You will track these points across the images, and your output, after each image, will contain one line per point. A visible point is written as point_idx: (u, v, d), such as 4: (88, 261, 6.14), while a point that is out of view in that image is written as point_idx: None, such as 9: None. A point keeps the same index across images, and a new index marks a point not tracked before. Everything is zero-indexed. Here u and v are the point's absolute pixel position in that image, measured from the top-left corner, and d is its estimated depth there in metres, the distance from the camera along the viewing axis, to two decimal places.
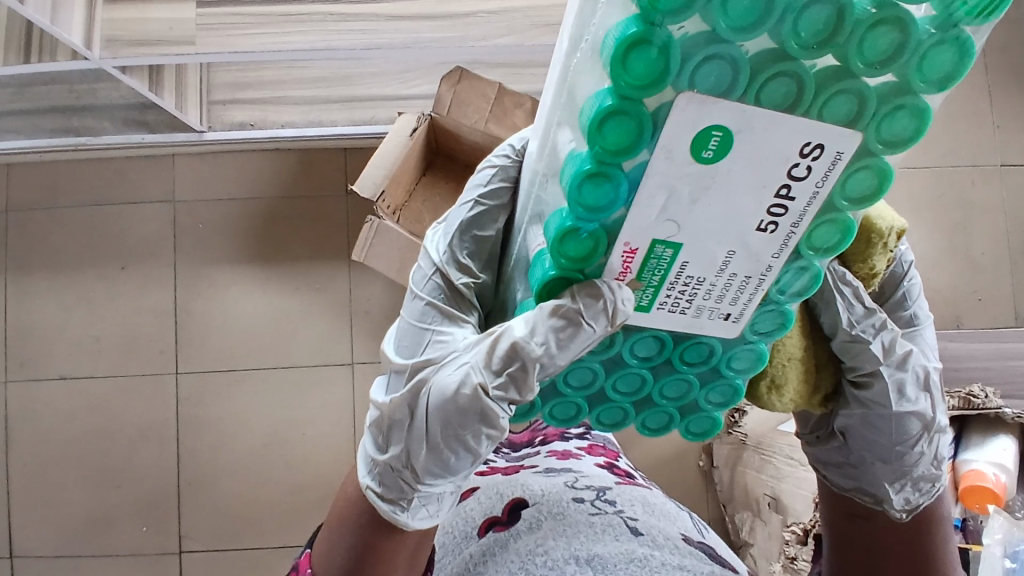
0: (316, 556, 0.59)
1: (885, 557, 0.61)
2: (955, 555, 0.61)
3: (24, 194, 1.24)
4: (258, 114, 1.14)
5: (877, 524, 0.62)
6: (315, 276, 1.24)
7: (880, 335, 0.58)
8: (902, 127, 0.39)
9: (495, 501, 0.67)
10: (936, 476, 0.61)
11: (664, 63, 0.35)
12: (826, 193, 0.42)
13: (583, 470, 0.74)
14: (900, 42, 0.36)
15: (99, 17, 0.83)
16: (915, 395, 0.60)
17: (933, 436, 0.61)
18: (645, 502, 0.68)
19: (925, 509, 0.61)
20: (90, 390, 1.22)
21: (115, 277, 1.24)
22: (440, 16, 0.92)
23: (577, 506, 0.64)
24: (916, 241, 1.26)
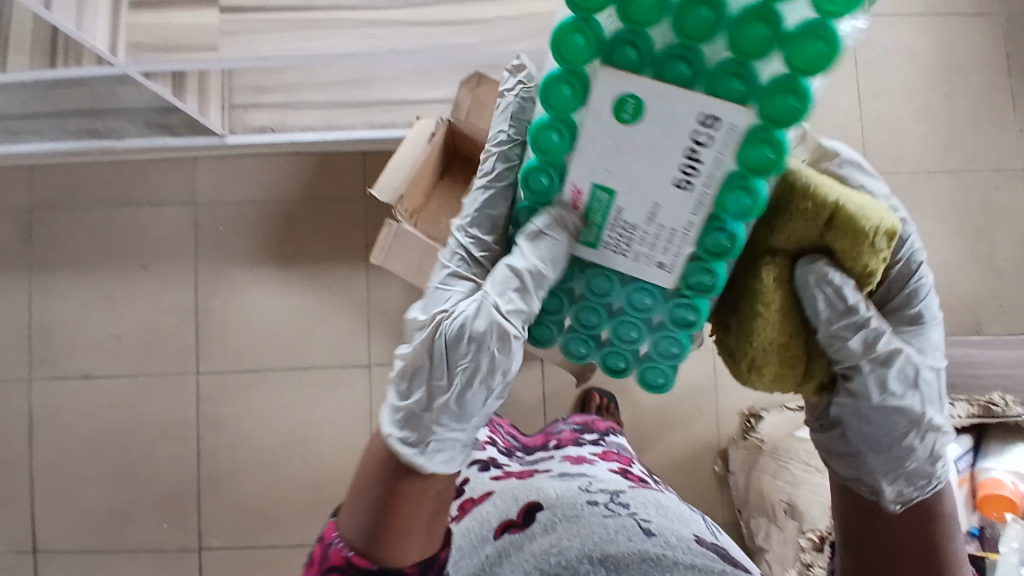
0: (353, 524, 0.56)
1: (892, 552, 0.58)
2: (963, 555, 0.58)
3: (47, 195, 1.27)
4: (278, 118, 1.16)
5: (883, 517, 0.60)
6: (333, 277, 1.25)
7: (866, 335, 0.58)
8: (791, 105, 0.44)
9: (511, 505, 0.67)
10: (935, 469, 0.59)
11: (595, 39, 0.45)
12: (731, 153, 0.46)
13: (597, 475, 0.74)
14: (771, 35, 0.42)
15: (123, 23, 0.83)
16: (904, 391, 0.60)
17: (926, 435, 0.60)
18: (658, 506, 0.68)
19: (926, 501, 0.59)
20: (111, 388, 1.24)
21: (136, 277, 1.26)
22: (460, 22, 0.92)
23: (591, 509, 0.64)
24: (938, 248, 1.25)
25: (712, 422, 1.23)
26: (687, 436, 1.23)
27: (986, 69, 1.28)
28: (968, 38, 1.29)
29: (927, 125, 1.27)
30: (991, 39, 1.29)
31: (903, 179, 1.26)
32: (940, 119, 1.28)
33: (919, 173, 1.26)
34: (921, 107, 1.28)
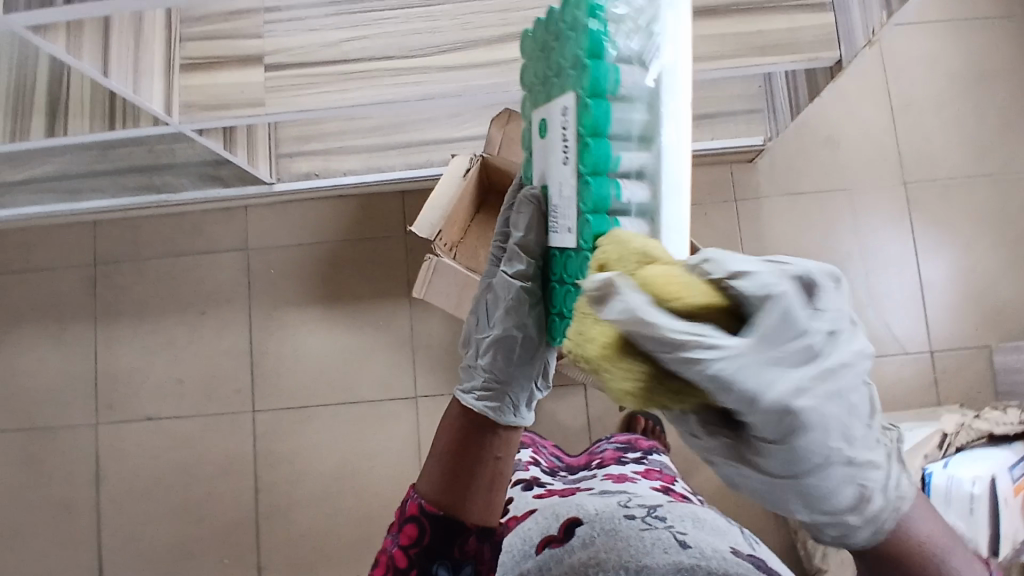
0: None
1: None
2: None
3: (111, 249, 1.35)
4: (321, 164, 1.21)
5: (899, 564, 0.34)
6: (378, 313, 1.29)
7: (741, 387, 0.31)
8: (587, 72, 0.48)
9: (552, 521, 0.68)
10: (893, 507, 0.35)
11: (529, 94, 0.58)
12: (570, 125, 0.49)
13: (637, 492, 0.74)
14: (570, 37, 0.49)
15: (177, 85, 0.91)
16: (825, 433, 0.34)
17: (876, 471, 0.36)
18: (695, 519, 0.66)
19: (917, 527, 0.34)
20: (173, 429, 1.30)
21: (194, 321, 1.32)
22: (488, 64, 0.93)
23: (628, 523, 0.63)
24: (980, 254, 1.26)
25: None
26: None
27: (1018, 74, 1.28)
28: (998, 45, 1.29)
29: (962, 133, 1.27)
30: (1021, 44, 1.29)
31: (940, 187, 1.27)
32: (975, 126, 1.27)
33: (956, 180, 1.27)
34: (954, 116, 1.28)
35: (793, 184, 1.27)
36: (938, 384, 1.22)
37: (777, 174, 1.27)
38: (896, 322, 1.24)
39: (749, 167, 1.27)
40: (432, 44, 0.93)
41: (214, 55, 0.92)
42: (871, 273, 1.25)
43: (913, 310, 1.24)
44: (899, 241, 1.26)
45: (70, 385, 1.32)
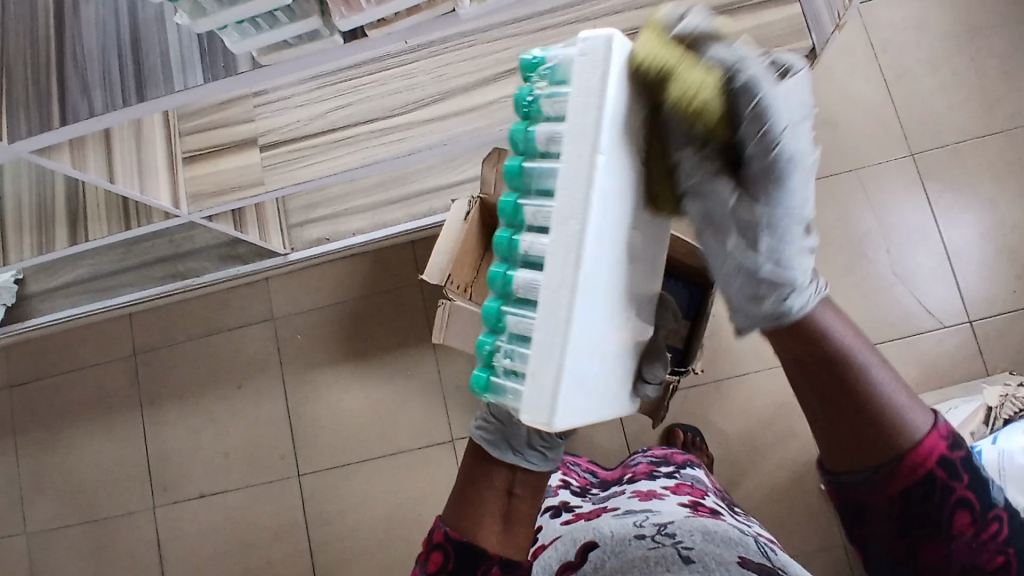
0: (463, 514, 0.65)
1: (844, 411, 0.53)
2: (918, 407, 0.54)
3: (148, 337, 1.41)
4: (331, 228, 1.25)
5: (835, 370, 0.53)
6: (406, 363, 1.32)
7: (760, 108, 0.43)
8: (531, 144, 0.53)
9: (570, 547, 0.71)
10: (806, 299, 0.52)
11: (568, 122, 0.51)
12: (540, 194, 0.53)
13: (659, 509, 0.73)
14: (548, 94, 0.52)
15: (182, 178, 0.96)
16: (758, 230, 0.49)
17: (778, 288, 0.51)
18: (707, 530, 0.65)
19: (823, 324, 0.53)
20: (226, 502, 1.33)
21: (233, 396, 1.36)
22: (467, 111, 0.98)
23: (637, 543, 0.65)
24: (1005, 210, 1.21)
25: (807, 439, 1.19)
26: (784, 458, 1.19)
27: (1012, 23, 1.25)
28: None
29: (964, 91, 1.24)
30: None
31: (950, 150, 1.23)
32: (976, 83, 1.24)
33: (966, 141, 1.23)
34: (952, 76, 1.25)
35: None
36: (984, 352, 1.18)
37: None
38: (927, 296, 1.20)
39: None
40: (414, 99, 0.96)
41: (214, 143, 0.97)
42: (893, 250, 1.22)
43: (944, 281, 1.21)
44: (917, 212, 1.23)
45: (127, 474, 1.38)
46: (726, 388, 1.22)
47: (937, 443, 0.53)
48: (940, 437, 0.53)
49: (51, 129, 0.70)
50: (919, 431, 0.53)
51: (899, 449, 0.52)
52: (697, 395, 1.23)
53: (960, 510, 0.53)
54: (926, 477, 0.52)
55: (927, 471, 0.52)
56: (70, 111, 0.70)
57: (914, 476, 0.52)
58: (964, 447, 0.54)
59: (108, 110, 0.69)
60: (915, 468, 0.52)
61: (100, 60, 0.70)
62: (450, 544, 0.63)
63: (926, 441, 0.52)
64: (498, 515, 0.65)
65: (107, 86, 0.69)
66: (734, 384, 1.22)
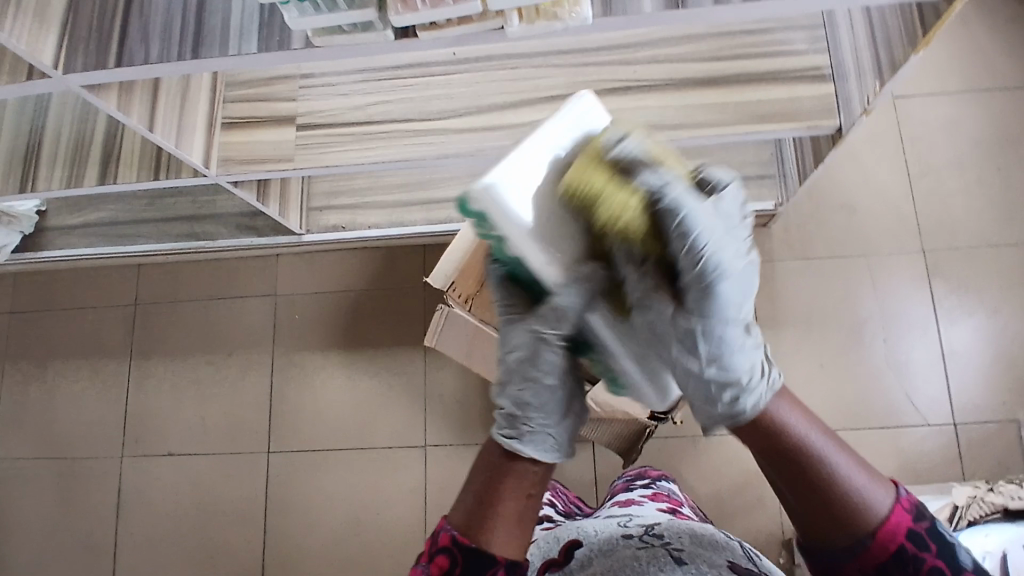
0: (476, 513, 0.52)
1: (804, 497, 0.49)
2: (879, 480, 0.49)
3: (152, 291, 1.43)
4: (348, 217, 1.27)
5: (795, 465, 0.49)
6: (395, 362, 1.33)
7: (681, 233, 0.49)
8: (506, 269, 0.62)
9: (553, 544, 0.74)
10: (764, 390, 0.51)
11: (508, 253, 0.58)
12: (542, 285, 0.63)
13: (639, 515, 0.80)
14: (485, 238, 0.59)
15: (217, 142, 0.99)
16: (682, 334, 0.52)
17: (722, 387, 0.51)
18: (693, 533, 0.69)
19: (784, 419, 0.50)
20: (193, 465, 1.34)
21: (222, 363, 1.38)
22: (500, 126, 0.99)
23: (625, 543, 0.69)
24: (1008, 321, 1.22)
25: (775, 510, 1.19)
26: (749, 524, 1.19)
27: None
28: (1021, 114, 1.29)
29: (985, 199, 1.27)
30: None
31: (963, 254, 1.25)
32: (997, 193, 1.27)
33: (979, 247, 1.25)
34: (975, 182, 1.27)
35: (808, 249, 1.28)
36: (964, 457, 1.17)
37: (792, 237, 1.28)
38: (917, 390, 1.21)
39: (764, 232, 1.29)
40: (450, 109, 1.00)
41: (253, 116, 1.02)
42: (891, 339, 1.23)
43: (935, 379, 1.21)
44: (920, 307, 1.24)
45: (103, 419, 1.39)
46: (703, 445, 1.23)
47: (899, 522, 0.48)
48: (903, 510, 0.49)
49: (104, 68, 0.73)
50: (881, 510, 0.48)
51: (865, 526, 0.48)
52: (674, 446, 1.23)
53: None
54: (892, 560, 0.48)
55: (893, 552, 0.48)
56: (126, 56, 0.73)
57: (877, 560, 0.48)
58: (930, 516, 0.50)
59: (162, 62, 0.72)
60: (880, 551, 0.48)
61: (164, 14, 0.73)
62: (458, 550, 0.51)
63: (890, 519, 0.48)
64: (517, 516, 0.53)
65: (166, 39, 0.73)
66: (712, 442, 1.23)
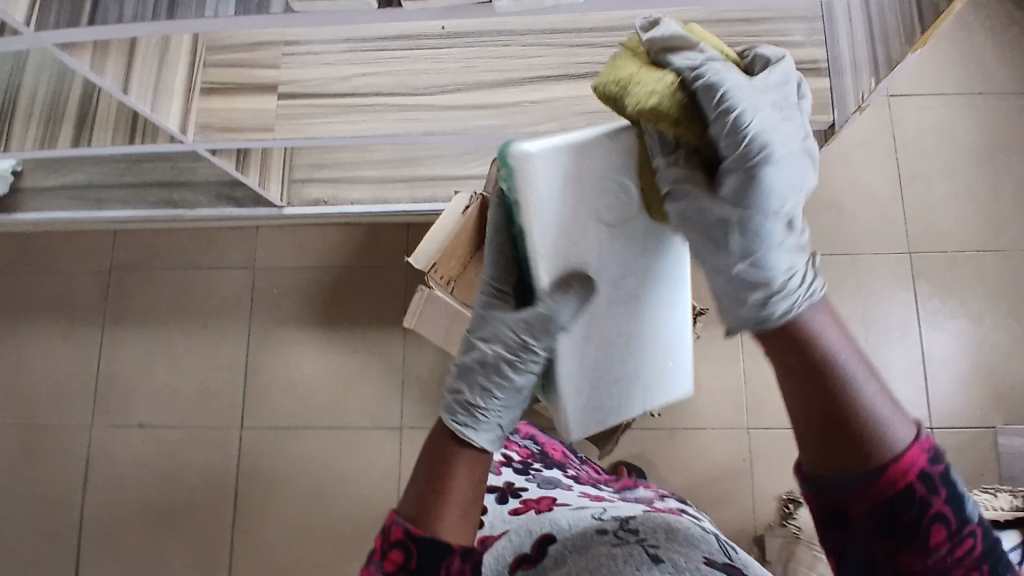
0: (425, 504, 0.54)
1: (825, 416, 0.47)
2: (902, 415, 0.48)
3: (126, 257, 1.39)
4: (331, 191, 1.25)
5: (821, 374, 0.47)
6: (374, 341, 1.31)
7: (728, 101, 0.45)
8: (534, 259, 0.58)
9: (524, 539, 0.76)
10: (805, 295, 0.48)
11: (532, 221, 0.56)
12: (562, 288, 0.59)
13: (613, 506, 0.81)
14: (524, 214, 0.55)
15: (195, 106, 0.95)
16: (729, 223, 0.48)
17: (756, 287, 0.49)
18: (668, 529, 0.70)
19: (819, 326, 0.47)
20: (163, 436, 1.32)
21: (195, 334, 1.35)
22: (488, 106, 0.97)
23: (599, 538, 0.68)
24: (988, 329, 1.22)
25: (747, 506, 1.19)
26: (721, 519, 1.19)
27: None
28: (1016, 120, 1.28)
29: (974, 205, 1.26)
30: None
31: (948, 258, 1.25)
32: (986, 199, 1.26)
33: (965, 253, 1.25)
34: (965, 187, 1.27)
35: None
36: None
37: None
38: (894, 393, 1.21)
39: None
40: (437, 84, 0.97)
41: (234, 82, 0.98)
42: (872, 341, 1.23)
43: (914, 382, 1.21)
44: (903, 310, 1.24)
45: (72, 386, 1.36)
46: (679, 438, 1.22)
47: (917, 458, 0.46)
48: (921, 452, 0.47)
49: (76, 25, 0.70)
50: (898, 442, 0.47)
51: (875, 459, 0.47)
52: (650, 437, 1.22)
53: (936, 527, 0.47)
54: (902, 495, 0.46)
55: (903, 488, 0.46)
56: (99, 14, 0.70)
57: (888, 492, 0.46)
58: (945, 460, 0.47)
59: (135, 21, 0.69)
60: (888, 483, 0.46)
61: None
62: (413, 543, 0.52)
63: (905, 454, 0.46)
64: (463, 497, 0.55)
65: None
66: (688, 435, 1.22)
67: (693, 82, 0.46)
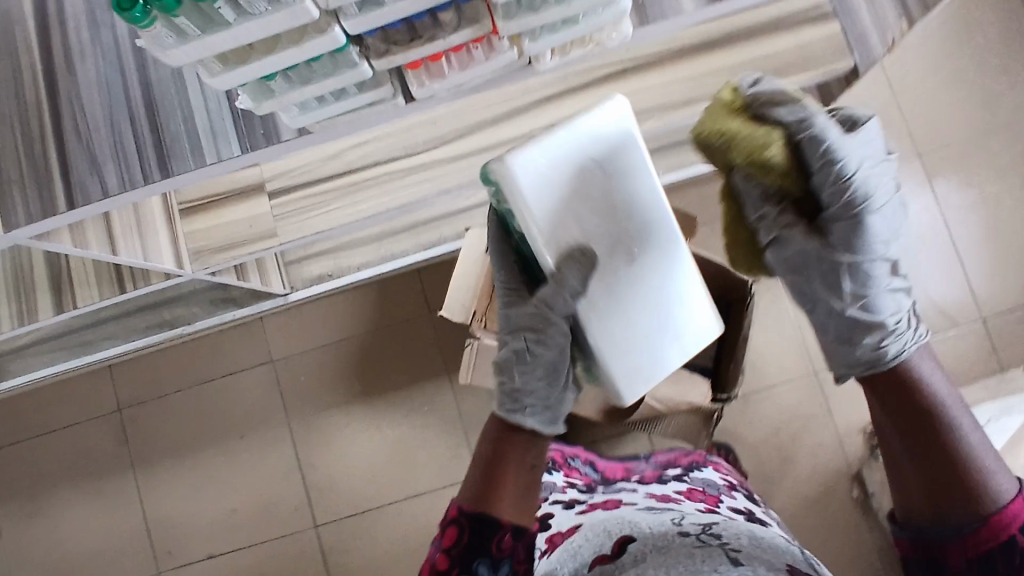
0: (482, 489, 0.62)
1: (928, 462, 0.58)
2: (1002, 471, 0.58)
3: (132, 390, 1.28)
4: (333, 263, 1.16)
5: (927, 421, 0.58)
6: (421, 399, 1.25)
7: (832, 152, 0.57)
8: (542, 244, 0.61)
9: (603, 539, 0.69)
10: (918, 337, 0.61)
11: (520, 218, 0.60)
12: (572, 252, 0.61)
13: (685, 510, 0.73)
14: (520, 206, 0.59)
15: (180, 233, 0.84)
16: (840, 271, 0.62)
17: (865, 335, 0.63)
18: (754, 535, 0.63)
19: (921, 372, 0.60)
20: (235, 562, 1.24)
21: (234, 447, 1.27)
22: (498, 145, 0.89)
23: (682, 540, 0.62)
24: (1011, 208, 1.23)
25: (835, 446, 1.20)
26: (814, 467, 1.20)
27: (1006, 21, 1.27)
28: None
29: (966, 90, 1.25)
30: None
31: (957, 150, 1.24)
32: (976, 81, 1.25)
33: (971, 140, 1.24)
34: (954, 75, 1.25)
35: None
36: (998, 350, 1.20)
37: None
38: (940, 296, 1.22)
39: None
40: (436, 136, 0.89)
41: (213, 194, 0.87)
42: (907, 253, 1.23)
43: (956, 281, 1.22)
44: (928, 213, 1.24)
45: (121, 541, 1.26)
46: (751, 401, 1.22)
47: (1018, 514, 0.56)
48: (1020, 505, 0.56)
49: (54, 215, 0.58)
50: (999, 497, 0.56)
51: (979, 512, 0.56)
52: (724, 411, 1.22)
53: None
54: (1002, 546, 0.55)
55: (1003, 540, 0.55)
56: (77, 191, 0.58)
57: (986, 543, 0.56)
58: None
59: (126, 189, 0.59)
60: (990, 535, 0.56)
61: (109, 129, 0.59)
62: (467, 519, 0.61)
63: (1005, 510, 0.56)
64: (517, 483, 0.63)
65: (122, 161, 0.59)
66: (759, 397, 1.22)
67: (804, 138, 0.57)
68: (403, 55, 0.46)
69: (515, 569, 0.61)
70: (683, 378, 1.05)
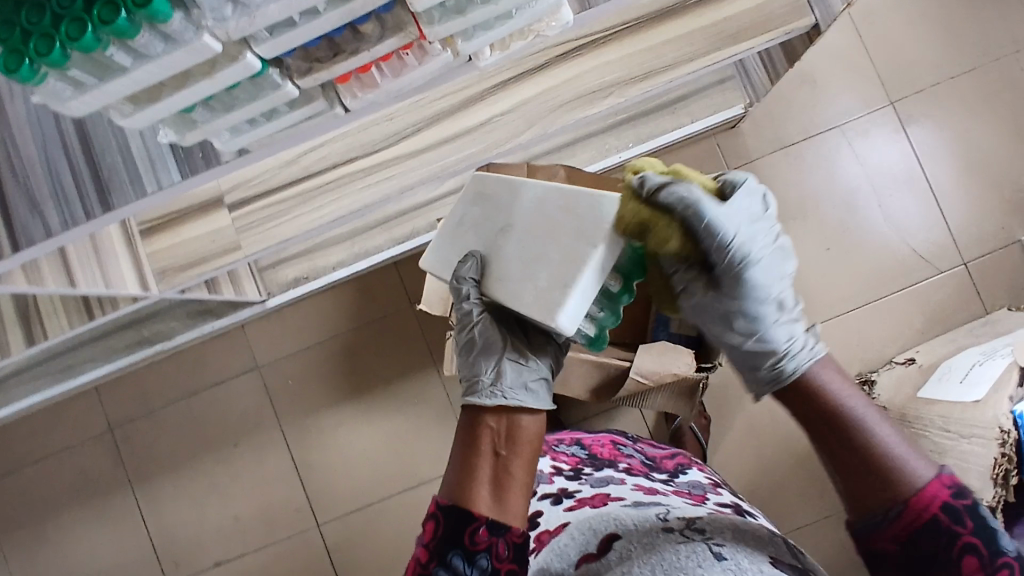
0: (459, 481, 0.59)
1: (844, 460, 0.55)
2: (920, 455, 0.54)
3: (121, 409, 1.28)
4: (307, 266, 1.14)
5: (830, 422, 0.56)
6: (411, 391, 1.25)
7: (699, 217, 0.57)
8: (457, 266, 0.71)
9: (590, 537, 0.69)
10: (808, 354, 0.58)
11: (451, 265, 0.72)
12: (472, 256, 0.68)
13: (672, 505, 0.73)
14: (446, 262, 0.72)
15: (143, 255, 0.85)
16: (733, 310, 0.61)
17: (764, 359, 0.60)
18: (736, 527, 0.64)
19: (823, 381, 0.57)
20: (242, 568, 1.25)
21: (230, 456, 1.27)
22: (457, 135, 0.87)
23: (666, 536, 0.63)
24: (987, 147, 1.22)
25: None
26: None
27: None
28: None
29: (934, 30, 1.22)
30: None
31: (928, 94, 1.22)
32: (943, 20, 1.22)
33: (942, 82, 1.22)
34: (921, 15, 1.23)
35: (783, 136, 1.22)
36: (981, 291, 1.20)
37: (762, 130, 1.23)
38: (921, 243, 1.21)
39: (734, 133, 1.22)
40: (394, 132, 0.86)
41: (170, 212, 0.86)
42: (885, 202, 1.22)
43: (935, 225, 1.21)
44: (902, 160, 1.22)
45: (128, 557, 1.27)
46: None
47: (939, 490, 0.52)
48: (942, 485, 0.52)
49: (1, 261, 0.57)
50: (918, 478, 0.52)
51: (897, 494, 0.52)
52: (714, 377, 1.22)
53: (966, 557, 0.50)
54: (927, 527, 0.51)
55: (926, 519, 0.51)
56: (21, 235, 0.57)
57: (913, 525, 0.51)
58: (971, 496, 0.52)
59: (69, 228, 0.57)
60: (912, 519, 0.51)
61: (46, 169, 0.57)
62: (443, 512, 0.58)
63: (926, 488, 0.52)
64: (490, 472, 0.59)
65: (62, 199, 0.57)
66: None
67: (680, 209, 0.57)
68: (327, 72, 0.44)
69: (495, 566, 0.55)
70: (667, 349, 1.03)
